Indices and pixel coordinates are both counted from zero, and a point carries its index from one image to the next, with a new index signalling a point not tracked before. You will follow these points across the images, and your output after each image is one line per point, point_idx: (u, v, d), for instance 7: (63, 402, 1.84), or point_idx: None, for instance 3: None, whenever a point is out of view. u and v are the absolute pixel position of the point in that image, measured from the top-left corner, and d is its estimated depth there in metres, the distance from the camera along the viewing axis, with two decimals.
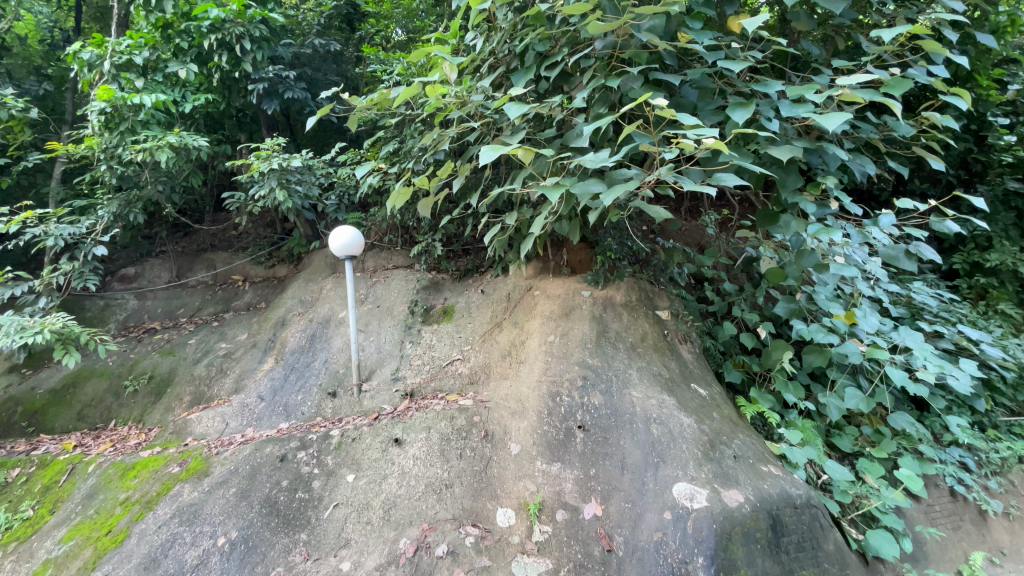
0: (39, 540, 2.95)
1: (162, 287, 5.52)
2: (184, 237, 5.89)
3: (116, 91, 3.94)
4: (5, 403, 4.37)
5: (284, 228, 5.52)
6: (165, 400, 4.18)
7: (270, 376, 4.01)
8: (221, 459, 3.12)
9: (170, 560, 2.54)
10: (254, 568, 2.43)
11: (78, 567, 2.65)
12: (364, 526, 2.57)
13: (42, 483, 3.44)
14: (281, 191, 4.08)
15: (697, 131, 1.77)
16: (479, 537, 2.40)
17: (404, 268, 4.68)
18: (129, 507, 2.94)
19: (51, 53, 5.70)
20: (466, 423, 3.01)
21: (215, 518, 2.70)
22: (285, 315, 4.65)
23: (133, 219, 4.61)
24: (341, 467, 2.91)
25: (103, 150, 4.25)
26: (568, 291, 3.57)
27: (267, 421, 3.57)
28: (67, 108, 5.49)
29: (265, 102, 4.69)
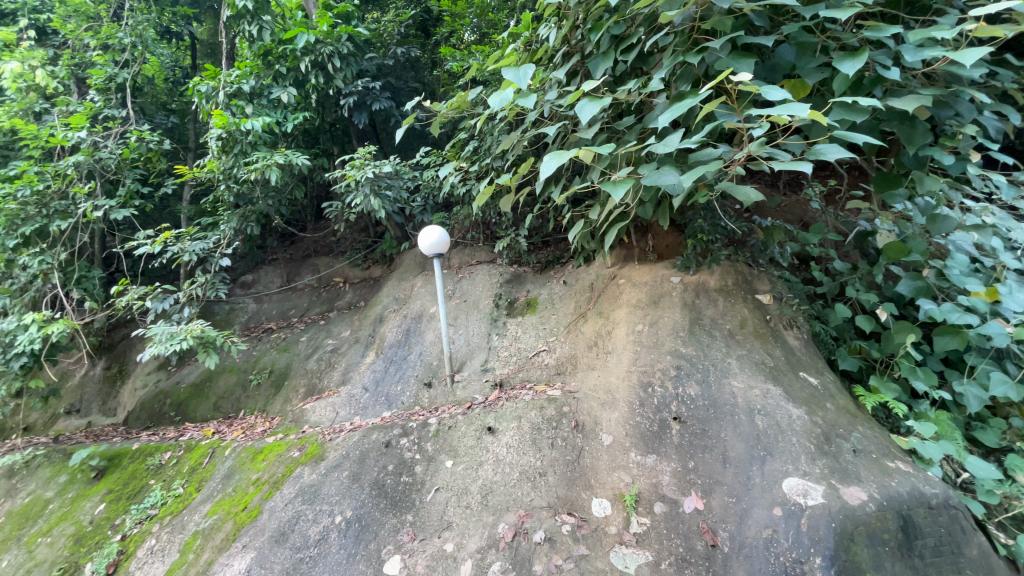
0: (190, 513, 3.42)
1: (275, 291, 6.13)
2: (291, 245, 6.48)
3: (230, 118, 4.43)
4: (158, 396, 5.11)
5: (376, 232, 5.88)
6: (284, 392, 4.65)
7: (372, 368, 4.31)
8: (334, 445, 3.42)
9: (296, 535, 2.83)
10: (368, 545, 2.64)
11: (222, 538, 3.05)
12: (464, 510, 2.68)
13: (190, 464, 3.96)
14: (374, 198, 4.34)
15: (787, 104, 1.61)
16: (575, 525, 2.40)
17: (487, 263, 4.82)
18: (260, 486, 3.32)
19: (176, 89, 6.59)
20: (556, 413, 3.04)
21: (332, 498, 2.96)
22: (382, 312, 4.96)
23: (249, 231, 5.14)
24: (440, 454, 3.06)
25: (222, 172, 4.78)
26: (656, 279, 3.48)
27: (371, 410, 3.85)
28: (190, 137, 6.25)
29: (355, 115, 5.03)
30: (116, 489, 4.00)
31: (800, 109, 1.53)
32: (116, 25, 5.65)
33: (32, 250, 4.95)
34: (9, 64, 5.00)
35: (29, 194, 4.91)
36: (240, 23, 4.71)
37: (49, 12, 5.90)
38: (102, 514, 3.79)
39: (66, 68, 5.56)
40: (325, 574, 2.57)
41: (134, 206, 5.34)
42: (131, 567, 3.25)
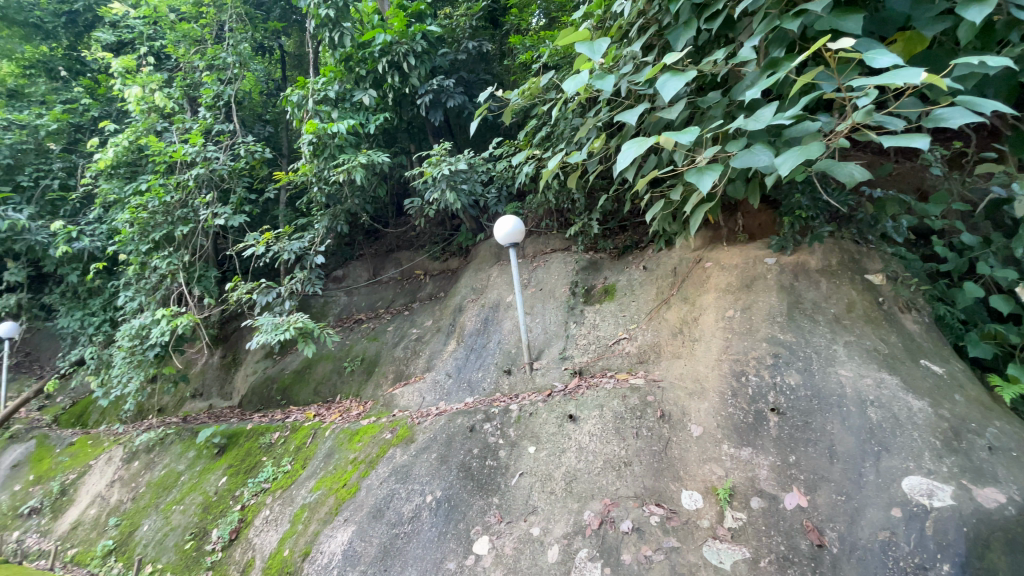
0: (298, 488, 3.77)
1: (363, 285, 6.51)
2: (375, 240, 6.85)
3: (319, 124, 4.74)
4: (267, 381, 5.66)
5: (453, 225, 6.06)
6: (375, 378, 4.96)
7: (454, 355, 4.47)
8: (423, 428, 3.59)
9: (391, 511, 3.03)
10: (458, 524, 2.76)
11: (327, 511, 3.33)
12: (549, 495, 2.71)
13: (295, 443, 4.34)
14: (450, 191, 4.46)
15: (897, 70, 1.44)
16: (665, 517, 2.34)
17: (562, 251, 4.79)
18: (357, 465, 3.58)
19: (270, 100, 7.17)
20: (640, 402, 2.97)
21: (423, 478, 3.12)
22: (461, 302, 5.10)
23: (338, 230, 5.51)
24: (523, 439, 3.12)
25: (315, 175, 5.14)
26: (748, 261, 3.27)
27: (455, 396, 4.00)
28: (284, 144, 6.78)
29: (431, 112, 5.19)
30: (235, 464, 4.50)
31: (913, 75, 1.36)
32: (218, 46, 6.24)
33: (161, 253, 5.65)
34: (136, 90, 5.70)
35: (156, 205, 5.60)
36: (324, 32, 5.00)
37: (163, 40, 6.63)
38: (225, 486, 4.28)
39: (180, 89, 6.23)
40: (418, 549, 2.74)
41: (242, 211, 5.92)
42: (251, 535, 3.67)
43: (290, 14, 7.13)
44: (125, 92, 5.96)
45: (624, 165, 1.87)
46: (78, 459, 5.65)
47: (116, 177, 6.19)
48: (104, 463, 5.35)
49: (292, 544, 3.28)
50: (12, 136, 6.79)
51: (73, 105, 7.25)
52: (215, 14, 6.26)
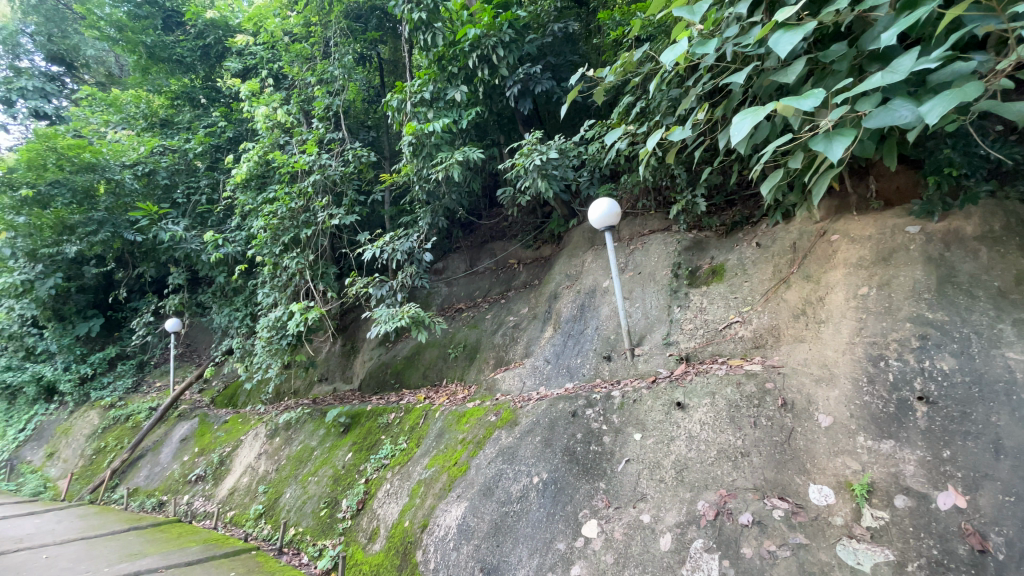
0: (414, 465, 4.07)
1: (462, 276, 6.75)
2: (471, 232, 7.08)
3: (417, 125, 4.99)
4: (381, 366, 6.17)
5: (544, 212, 6.07)
6: (477, 363, 5.18)
7: (552, 342, 4.51)
8: (525, 412, 3.69)
9: (501, 490, 3.17)
10: (565, 506, 2.83)
11: (441, 487, 3.57)
12: (658, 483, 2.66)
13: (410, 423, 4.68)
14: (541, 179, 4.47)
15: None
16: (790, 512, 2.19)
17: (662, 232, 4.58)
18: (466, 445, 3.78)
19: (372, 107, 7.64)
20: (757, 389, 2.78)
21: (529, 460, 3.22)
22: (556, 288, 5.11)
23: (439, 224, 5.80)
24: (627, 426, 3.08)
25: (416, 174, 5.45)
26: (885, 232, 2.90)
27: (556, 381, 4.05)
28: (385, 146, 7.24)
29: (520, 102, 5.23)
30: (359, 441, 4.96)
31: None
32: (326, 61, 6.79)
33: (290, 254, 6.35)
34: (263, 110, 6.42)
35: (284, 212, 6.32)
36: (418, 35, 5.24)
37: (279, 62, 7.36)
38: (351, 461, 4.75)
39: (297, 106, 6.91)
40: (528, 528, 2.85)
41: (354, 212, 6.46)
42: (375, 505, 4.06)
43: (387, 23, 7.22)
44: (254, 113, 6.74)
45: (737, 137, 1.80)
46: (232, 434, 6.62)
47: (250, 189, 7.06)
48: (252, 439, 6.20)
49: (412, 516, 3.57)
50: (167, 160, 8.22)
51: (213, 129, 8.34)
52: (322, 32, 6.81)
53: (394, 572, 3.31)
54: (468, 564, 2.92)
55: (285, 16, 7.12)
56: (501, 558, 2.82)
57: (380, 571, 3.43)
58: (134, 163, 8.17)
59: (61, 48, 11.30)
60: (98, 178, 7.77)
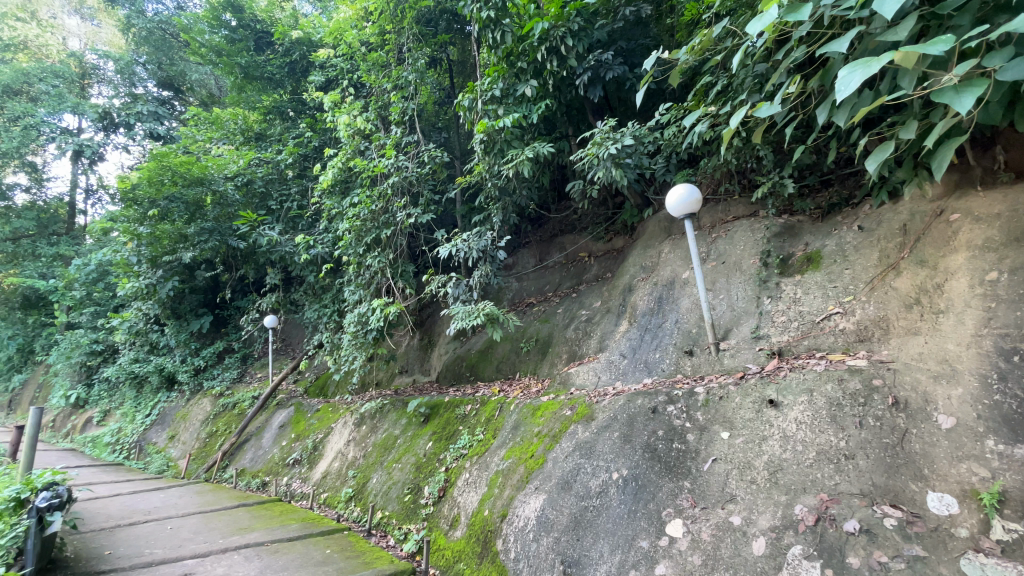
0: (491, 456, 4.16)
1: (532, 270, 6.78)
2: (540, 227, 7.06)
3: (488, 123, 5.06)
4: (457, 359, 6.36)
5: (616, 203, 5.93)
6: (549, 357, 5.19)
7: (628, 336, 4.40)
8: (602, 407, 3.64)
9: (579, 485, 3.16)
10: (647, 504, 2.77)
11: (519, 478, 3.63)
12: (749, 485, 2.54)
13: (486, 415, 4.78)
14: (615, 168, 4.35)
15: None
16: (904, 521, 2.02)
17: (747, 218, 4.32)
18: (542, 438, 3.81)
19: (442, 109, 7.87)
20: (863, 387, 2.58)
21: (607, 455, 3.18)
22: (631, 281, 4.96)
23: (510, 220, 5.86)
24: (713, 424, 2.97)
25: (488, 172, 5.55)
26: (1018, 207, 2.67)
27: (633, 376, 3.96)
28: (456, 146, 7.42)
29: (591, 90, 5.13)
30: (438, 431, 5.16)
31: None
32: (400, 67, 7.06)
33: (372, 254, 6.71)
34: (344, 119, 6.83)
35: (366, 214, 6.69)
36: (486, 33, 5.32)
37: (358, 72, 7.77)
38: (431, 450, 4.95)
39: (375, 112, 7.25)
40: (609, 523, 2.83)
41: (429, 211, 6.70)
42: (456, 493, 4.21)
43: (455, 23, 7.36)
44: (337, 122, 7.18)
45: (841, 98, 1.65)
46: (324, 422, 7.15)
47: (335, 195, 7.55)
48: (342, 427, 6.66)
49: (492, 505, 3.66)
50: (262, 171, 8.99)
51: (302, 139, 8.97)
52: (395, 39, 7.08)
53: (476, 560, 3.41)
54: (548, 556, 2.94)
55: (361, 27, 7.46)
56: (582, 552, 2.81)
57: (463, 557, 3.55)
58: (234, 175, 9.03)
59: (170, 74, 12.78)
60: (205, 191, 8.71)
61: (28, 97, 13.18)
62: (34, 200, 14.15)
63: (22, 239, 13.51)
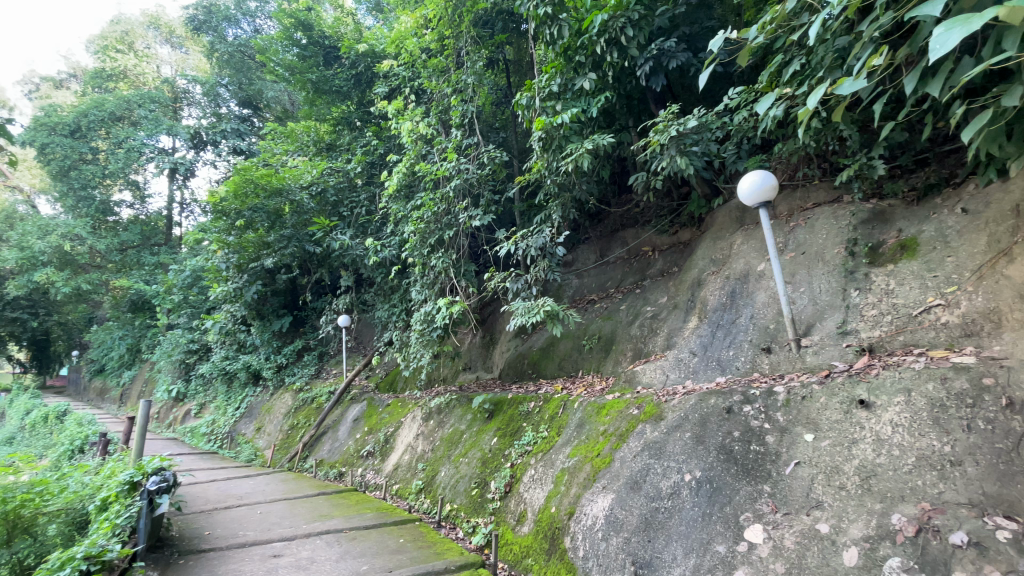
0: (557, 453, 4.16)
1: (592, 267, 6.67)
2: (600, 222, 6.94)
3: (547, 120, 5.04)
4: (519, 357, 6.39)
5: (681, 194, 5.72)
6: (613, 355, 5.10)
7: (698, 333, 4.23)
8: (671, 406, 3.53)
9: (649, 485, 3.10)
10: (723, 508, 2.68)
11: (585, 477, 3.60)
12: (838, 491, 2.41)
13: (549, 412, 4.77)
14: (681, 157, 4.19)
15: None
16: (1021, 535, 1.88)
17: (829, 204, 4.01)
18: (609, 437, 3.76)
19: (499, 108, 7.93)
20: (971, 387, 2.38)
21: (679, 456, 3.10)
22: (700, 275, 4.76)
23: (570, 216, 5.80)
24: (795, 425, 2.81)
25: (547, 168, 5.53)
26: None
27: (705, 374, 3.82)
28: (514, 145, 7.45)
29: (653, 80, 4.98)
30: (502, 427, 5.22)
31: None
32: (459, 71, 7.19)
33: (436, 255, 6.90)
34: (407, 125, 7.08)
35: (429, 217, 6.91)
36: (543, 30, 5.30)
37: (419, 79, 8.02)
38: (496, 446, 5.02)
39: (436, 117, 7.43)
40: (682, 526, 2.76)
41: (490, 211, 6.80)
42: (522, 489, 4.25)
43: (511, 23, 7.39)
44: (401, 128, 7.45)
45: (937, 61, 1.48)
46: (394, 416, 7.46)
47: (400, 199, 7.85)
48: (410, 421, 6.92)
49: (559, 503, 3.67)
50: (334, 179, 9.52)
51: (369, 148, 9.37)
52: (454, 43, 7.22)
53: (544, 556, 3.45)
54: (618, 556, 2.92)
55: (421, 35, 7.64)
56: (654, 554, 2.76)
57: (531, 552, 3.60)
58: (309, 185, 9.63)
59: (248, 93, 13.82)
60: (284, 201, 9.37)
61: (130, 121, 14.72)
62: (138, 214, 15.82)
63: (129, 249, 15.14)
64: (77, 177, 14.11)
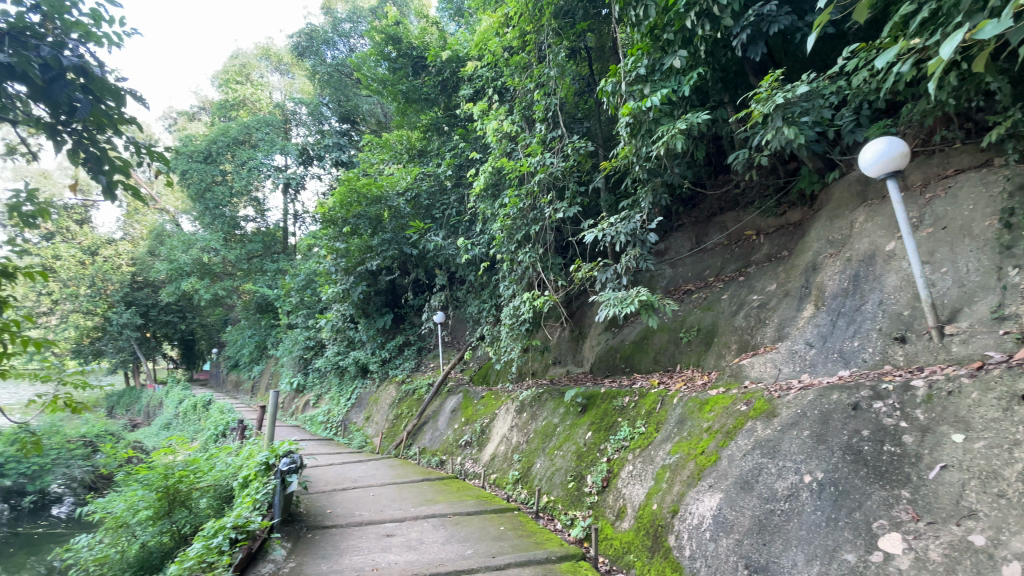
0: (656, 449, 4.04)
1: (688, 255, 6.32)
2: (695, 207, 6.58)
3: (634, 104, 4.88)
4: (611, 350, 6.23)
5: (788, 170, 5.25)
6: (716, 348, 4.82)
7: (814, 322, 3.88)
8: (785, 403, 3.28)
9: (762, 486, 2.94)
10: (852, 514, 2.48)
11: (689, 475, 3.46)
12: (997, 499, 2.13)
13: (646, 407, 4.63)
14: (788, 129, 3.84)
15: None
16: None
17: (976, 169, 3.47)
18: (713, 434, 3.57)
19: (582, 98, 7.82)
20: None
21: (796, 456, 2.90)
22: (815, 258, 4.33)
23: (662, 202, 5.55)
24: (940, 424, 2.50)
25: (635, 154, 5.36)
26: None
27: (824, 368, 3.51)
28: (599, 134, 7.26)
29: (752, 49, 4.60)
30: (597, 421, 5.16)
31: None
32: (542, 65, 7.19)
33: (523, 250, 7.00)
34: (492, 125, 7.26)
35: (515, 212, 7.03)
36: (628, 12, 5.13)
37: (502, 79, 8.17)
38: (591, 440, 4.98)
39: (520, 113, 7.51)
40: (802, 531, 2.60)
41: (576, 203, 6.74)
42: (620, 485, 4.19)
43: (592, 9, 7.10)
44: (486, 128, 7.65)
45: None
46: (489, 408, 7.69)
47: (487, 198, 8.04)
48: (504, 413, 7.10)
49: (660, 500, 3.57)
50: (425, 183, 10.02)
51: (457, 151, 9.69)
52: (536, 38, 7.22)
53: (647, 553, 3.38)
54: (729, 558, 2.80)
55: (503, 33, 7.75)
56: (770, 558, 2.63)
57: (633, 548, 3.55)
58: (404, 190, 10.24)
59: (347, 109, 14.99)
60: (383, 207, 10.08)
61: (251, 145, 16.63)
62: (260, 227, 17.87)
63: (254, 258, 17.15)
64: (211, 198, 16.26)
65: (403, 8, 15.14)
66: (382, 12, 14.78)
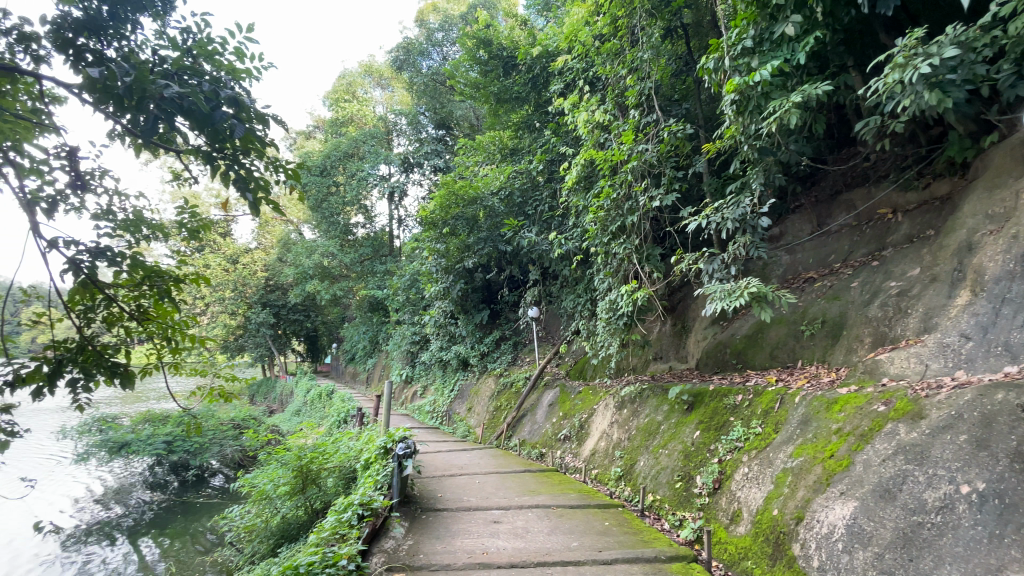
0: (775, 451, 3.78)
1: (807, 239, 5.75)
2: (815, 187, 5.98)
3: (740, 80, 4.56)
4: (719, 345, 5.87)
5: (932, 137, 4.58)
6: (845, 342, 4.36)
7: (971, 312, 3.41)
8: (934, 403, 2.94)
9: (906, 495, 2.69)
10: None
11: (816, 479, 3.21)
12: None
13: (761, 407, 4.34)
14: (929, 91, 3.37)
15: None
16: None
17: None
18: (845, 437, 3.27)
19: (679, 79, 7.45)
20: None
21: (951, 464, 2.61)
22: (970, 237, 3.75)
23: (775, 183, 5.13)
24: None
25: (742, 134, 5.01)
26: None
27: (985, 364, 3.11)
28: (699, 115, 6.87)
29: (883, 3, 4.07)
30: (704, 420, 4.92)
31: None
32: (634, 49, 6.96)
33: (619, 241, 6.87)
34: (583, 116, 7.18)
35: (609, 204, 6.90)
36: None
37: (592, 68, 8.04)
38: (700, 439, 4.76)
39: (612, 101, 7.36)
40: (958, 548, 2.38)
41: (674, 189, 6.46)
42: (734, 487, 3.99)
43: None
44: (577, 120, 7.59)
45: None
46: (587, 403, 7.68)
47: (579, 191, 7.99)
48: (603, 409, 7.05)
49: (781, 505, 3.35)
50: (518, 181, 10.21)
51: (548, 146, 9.74)
52: (628, 22, 7.00)
53: (768, 560, 3.21)
54: (868, 572, 2.61)
55: (593, 21, 7.62)
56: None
57: (750, 554, 3.38)
58: (498, 189, 10.52)
59: (442, 115, 15.74)
60: (478, 208, 10.47)
61: (360, 157, 18.14)
62: (370, 232, 19.51)
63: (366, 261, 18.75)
64: (328, 207, 18.05)
65: (492, 11, 15.50)
66: (472, 18, 15.26)
